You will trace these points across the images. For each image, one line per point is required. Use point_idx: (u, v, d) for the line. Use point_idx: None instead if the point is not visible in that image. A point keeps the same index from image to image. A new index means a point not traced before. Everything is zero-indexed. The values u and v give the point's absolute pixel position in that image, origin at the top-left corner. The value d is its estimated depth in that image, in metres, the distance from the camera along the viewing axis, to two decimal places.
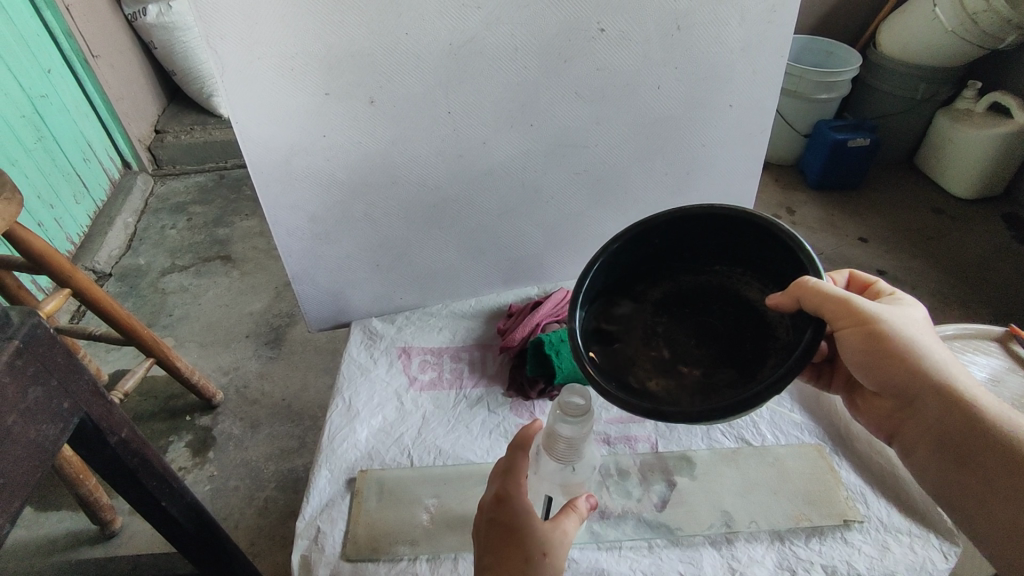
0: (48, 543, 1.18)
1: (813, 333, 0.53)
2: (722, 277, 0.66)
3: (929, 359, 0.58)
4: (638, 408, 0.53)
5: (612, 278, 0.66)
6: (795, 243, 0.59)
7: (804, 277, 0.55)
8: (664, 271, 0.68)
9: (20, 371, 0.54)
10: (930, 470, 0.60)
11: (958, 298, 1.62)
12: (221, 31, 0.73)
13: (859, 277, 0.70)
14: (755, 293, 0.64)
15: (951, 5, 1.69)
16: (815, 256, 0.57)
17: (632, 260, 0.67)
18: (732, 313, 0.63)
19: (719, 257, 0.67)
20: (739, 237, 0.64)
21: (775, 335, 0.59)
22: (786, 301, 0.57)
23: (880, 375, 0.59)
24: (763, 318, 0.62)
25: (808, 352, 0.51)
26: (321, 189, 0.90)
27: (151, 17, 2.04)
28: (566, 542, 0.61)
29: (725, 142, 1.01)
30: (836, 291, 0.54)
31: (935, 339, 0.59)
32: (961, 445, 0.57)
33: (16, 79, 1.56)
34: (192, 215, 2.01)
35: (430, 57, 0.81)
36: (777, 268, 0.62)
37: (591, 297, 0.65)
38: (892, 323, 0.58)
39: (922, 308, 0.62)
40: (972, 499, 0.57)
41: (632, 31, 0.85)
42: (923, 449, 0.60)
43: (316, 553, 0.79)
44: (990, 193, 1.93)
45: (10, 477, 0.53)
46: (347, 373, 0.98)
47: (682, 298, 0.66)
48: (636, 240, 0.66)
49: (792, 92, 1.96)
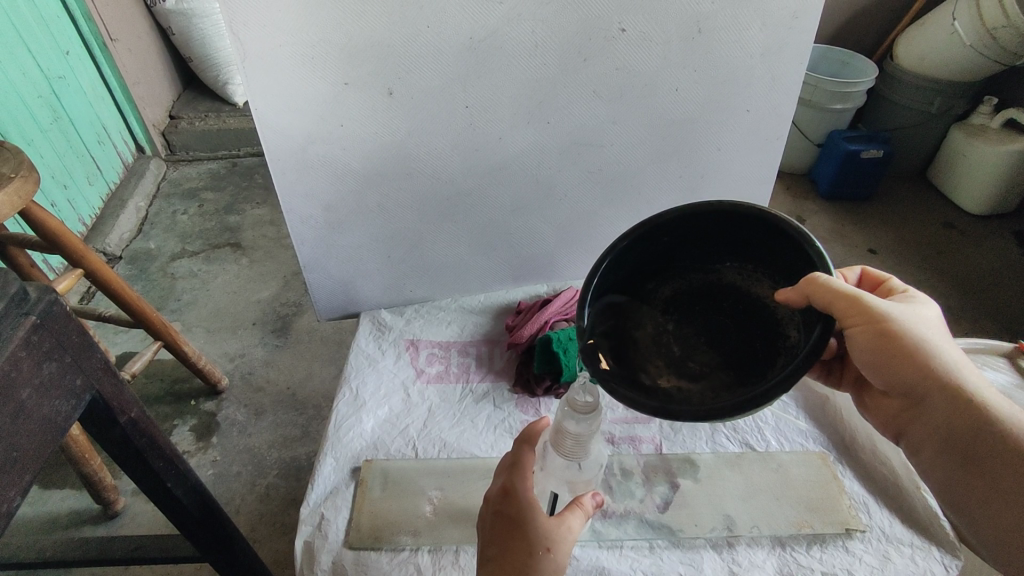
0: (51, 520, 1.19)
1: (821, 331, 0.53)
2: (733, 274, 0.65)
3: (940, 359, 0.57)
4: (645, 406, 0.54)
5: (621, 277, 0.66)
6: (805, 239, 0.58)
7: (815, 274, 0.55)
8: (674, 268, 0.67)
9: (35, 346, 0.55)
10: (936, 470, 0.61)
11: (967, 313, 1.62)
12: (245, 18, 0.74)
13: (872, 274, 0.70)
14: (766, 290, 0.63)
15: (970, 19, 1.69)
16: (825, 253, 0.57)
17: (641, 257, 0.66)
18: (743, 312, 0.63)
19: (731, 253, 0.65)
20: (750, 233, 0.63)
21: (786, 334, 0.59)
22: (795, 297, 0.56)
23: (889, 375, 0.59)
24: (774, 316, 0.61)
25: (815, 352, 0.51)
26: (336, 179, 0.91)
27: (170, 3, 2.05)
28: (570, 539, 0.61)
29: (740, 146, 1.01)
30: (846, 288, 0.54)
31: (946, 338, 0.59)
32: (969, 447, 0.57)
33: (35, 60, 1.57)
34: (203, 201, 2.02)
35: (450, 50, 0.81)
36: (788, 265, 0.61)
37: (599, 295, 0.65)
38: (903, 322, 0.57)
39: (935, 308, 0.61)
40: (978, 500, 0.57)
41: (652, 32, 0.85)
42: (929, 449, 0.60)
43: (319, 540, 0.79)
44: (1001, 209, 1.92)
45: (23, 450, 0.54)
46: (355, 363, 0.99)
47: (692, 296, 0.65)
48: (643, 238, 0.65)
49: (807, 101, 1.96)
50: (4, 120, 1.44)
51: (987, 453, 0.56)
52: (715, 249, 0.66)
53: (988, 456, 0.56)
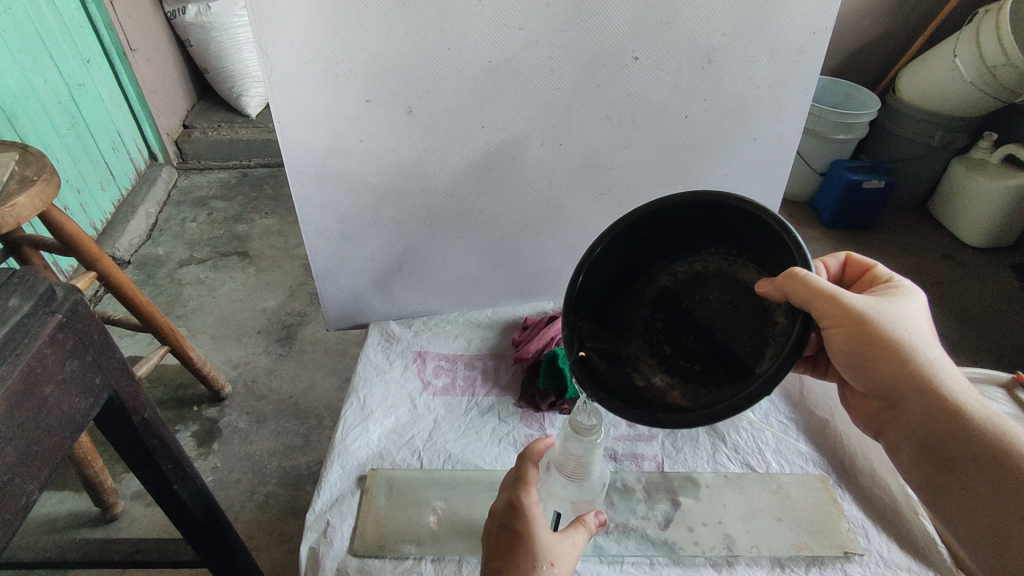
0: (48, 522, 1.19)
1: (802, 326, 0.55)
2: (718, 261, 0.67)
3: (916, 358, 0.59)
4: (636, 416, 0.57)
5: (603, 282, 0.68)
6: (783, 229, 0.58)
7: (793, 270, 0.56)
8: (657, 262, 0.69)
9: (60, 343, 0.56)
10: (914, 469, 0.62)
11: (966, 344, 1.63)
12: (273, 35, 0.77)
13: (856, 260, 0.71)
14: (751, 276, 0.64)
15: (971, 57, 1.73)
16: (802, 240, 0.57)
17: (622, 254, 0.68)
18: (731, 304, 0.65)
19: (713, 240, 0.66)
20: (726, 220, 0.63)
21: (774, 321, 0.61)
22: (773, 292, 0.58)
23: (867, 374, 0.61)
24: (760, 304, 0.63)
25: (797, 349, 0.53)
26: (352, 193, 0.93)
27: (190, 16, 2.09)
28: (573, 554, 0.62)
29: (747, 173, 1.03)
30: (825, 284, 0.55)
31: (927, 334, 0.60)
32: (941, 448, 0.58)
33: (55, 66, 1.61)
34: (212, 209, 2.05)
35: (469, 72, 0.84)
36: (767, 250, 0.62)
37: (585, 303, 0.67)
38: (881, 320, 0.59)
39: (918, 304, 0.62)
40: (954, 501, 0.58)
41: (664, 60, 0.88)
42: (906, 449, 0.62)
43: (324, 546, 0.80)
44: (1001, 242, 1.95)
45: (44, 445, 0.55)
46: (363, 373, 1.01)
47: (679, 291, 0.67)
48: (620, 238, 0.66)
49: (811, 131, 1.99)
50: (23, 124, 1.47)
51: (962, 455, 0.57)
52: (698, 238, 0.67)
53: (960, 457, 0.57)
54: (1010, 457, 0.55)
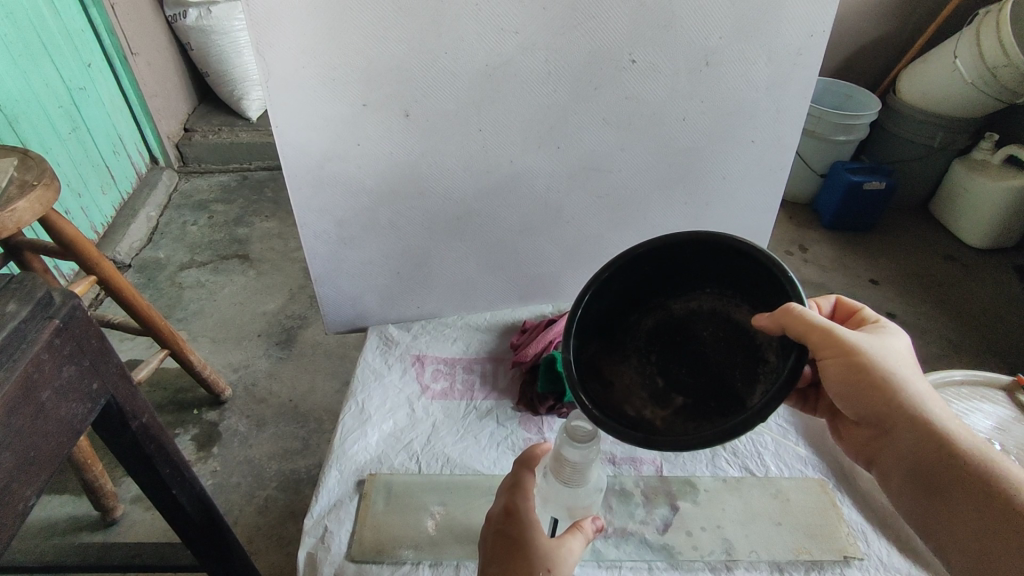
0: (49, 526, 1.19)
1: (795, 359, 0.55)
2: (712, 300, 0.67)
3: (906, 392, 0.59)
4: (635, 437, 0.57)
5: (602, 311, 0.68)
6: (777, 268, 0.59)
7: (790, 304, 0.57)
8: (655, 297, 0.69)
9: (57, 349, 0.56)
10: (905, 499, 0.61)
11: (966, 346, 1.63)
12: (271, 40, 0.77)
13: (846, 303, 0.71)
14: (745, 315, 0.64)
15: (973, 58, 1.73)
16: (797, 281, 0.58)
17: (621, 288, 0.68)
18: (725, 341, 0.64)
19: (708, 280, 0.67)
20: (723, 260, 0.65)
21: (765, 358, 0.61)
22: (771, 326, 0.58)
23: (859, 406, 0.60)
24: (752, 340, 0.63)
25: (792, 379, 0.54)
26: (351, 197, 0.93)
27: (190, 20, 2.08)
28: (571, 560, 0.61)
29: (745, 176, 1.03)
30: (818, 319, 0.56)
31: (915, 369, 0.60)
32: (933, 478, 0.57)
33: (57, 70, 1.61)
34: (213, 212, 2.05)
35: (466, 76, 0.84)
36: (761, 291, 0.63)
37: (584, 330, 0.67)
38: (871, 354, 0.59)
39: (904, 339, 0.63)
40: (946, 530, 0.57)
41: (661, 63, 0.88)
42: (897, 479, 0.61)
43: (322, 551, 0.80)
44: (1002, 243, 1.94)
45: (42, 450, 0.55)
46: (361, 377, 1.00)
47: (673, 327, 0.67)
48: (623, 270, 0.67)
49: (810, 132, 1.99)
50: (24, 128, 1.47)
51: (952, 484, 0.56)
52: (694, 276, 0.67)
53: (950, 486, 0.56)
54: (996, 486, 0.55)
